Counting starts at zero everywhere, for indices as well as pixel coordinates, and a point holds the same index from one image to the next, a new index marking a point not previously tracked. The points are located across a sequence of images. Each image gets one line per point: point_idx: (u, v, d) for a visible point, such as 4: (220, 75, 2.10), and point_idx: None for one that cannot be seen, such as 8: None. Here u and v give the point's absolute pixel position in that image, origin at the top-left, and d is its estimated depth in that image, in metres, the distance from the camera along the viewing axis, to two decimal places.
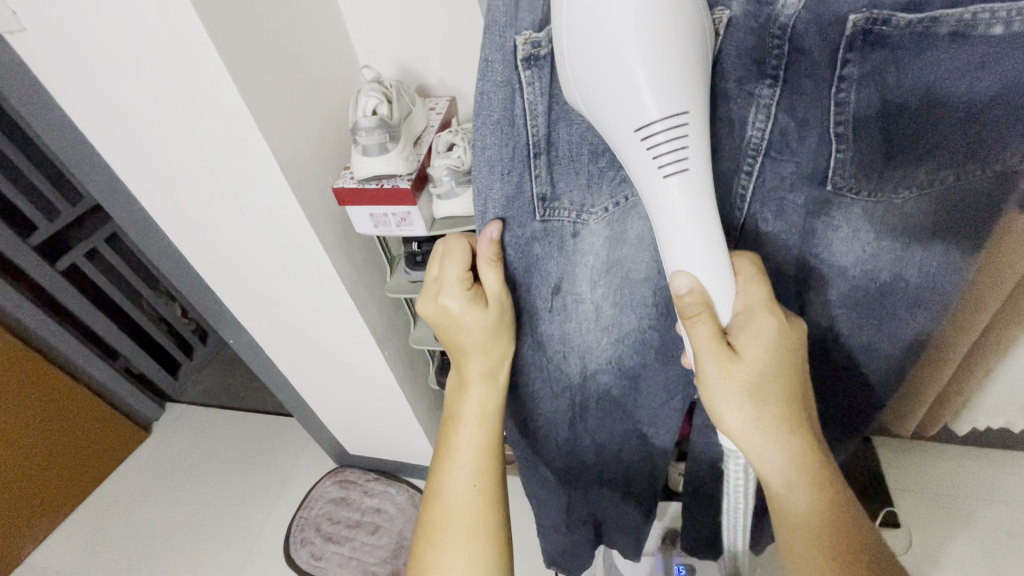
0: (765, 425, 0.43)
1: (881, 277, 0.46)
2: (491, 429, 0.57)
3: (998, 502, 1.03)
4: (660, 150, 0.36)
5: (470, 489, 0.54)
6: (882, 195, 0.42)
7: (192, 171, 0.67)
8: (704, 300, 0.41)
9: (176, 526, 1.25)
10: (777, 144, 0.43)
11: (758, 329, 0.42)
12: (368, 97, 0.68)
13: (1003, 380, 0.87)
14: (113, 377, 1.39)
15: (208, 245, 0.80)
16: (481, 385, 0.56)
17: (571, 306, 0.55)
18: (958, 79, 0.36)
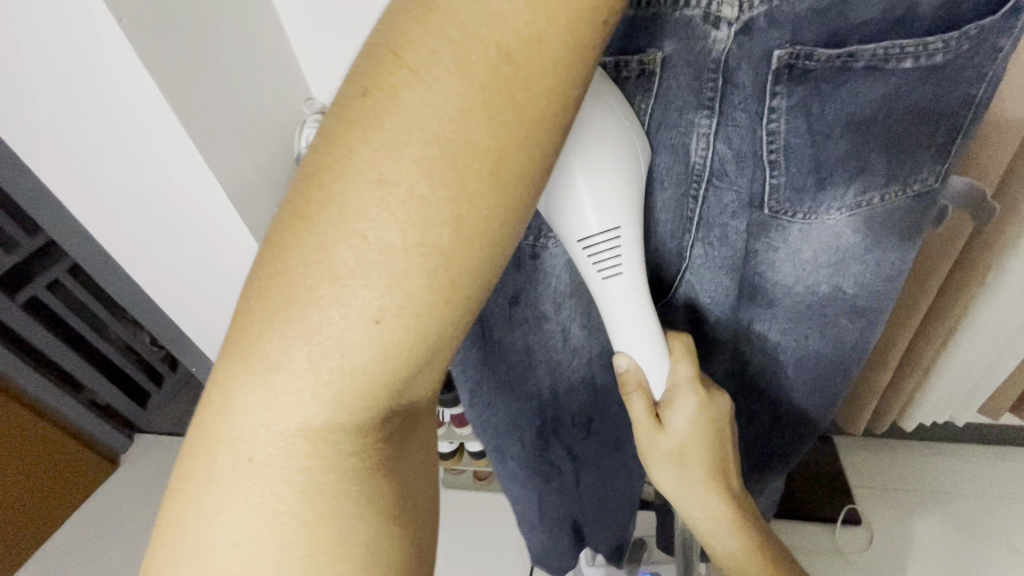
0: (691, 488, 0.44)
1: (822, 291, 0.46)
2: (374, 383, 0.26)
3: (956, 495, 1.03)
4: (602, 259, 0.37)
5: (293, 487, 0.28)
6: (815, 214, 0.41)
7: (140, 202, 0.68)
8: (642, 381, 0.42)
9: (149, 556, 1.26)
10: (718, 172, 0.41)
11: (681, 408, 0.42)
12: (310, 127, 0.67)
13: (946, 388, 0.88)
14: (80, 409, 1.37)
15: (161, 275, 0.80)
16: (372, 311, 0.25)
17: (533, 322, 0.50)
18: (879, 104, 0.36)
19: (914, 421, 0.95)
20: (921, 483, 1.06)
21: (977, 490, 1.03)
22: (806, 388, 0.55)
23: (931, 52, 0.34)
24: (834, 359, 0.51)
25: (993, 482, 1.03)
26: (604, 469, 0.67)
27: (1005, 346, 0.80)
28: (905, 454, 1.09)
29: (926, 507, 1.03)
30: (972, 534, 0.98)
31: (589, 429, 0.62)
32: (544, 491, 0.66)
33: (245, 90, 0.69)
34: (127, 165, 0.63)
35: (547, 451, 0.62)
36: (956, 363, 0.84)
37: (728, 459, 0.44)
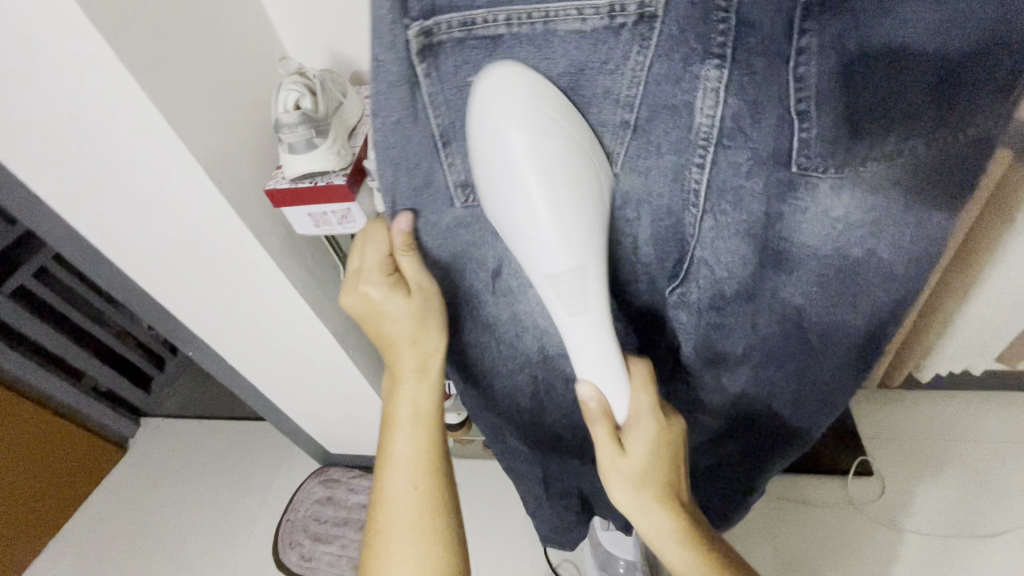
0: (647, 506, 0.44)
1: (852, 254, 0.42)
2: (431, 421, 0.50)
3: (973, 441, 1.02)
4: (566, 291, 0.38)
5: (412, 491, 0.49)
6: (851, 168, 0.37)
7: (115, 184, 0.64)
8: (603, 407, 0.43)
9: (168, 537, 1.27)
10: (729, 131, 0.37)
11: (641, 435, 0.43)
12: (289, 90, 0.62)
13: (963, 338, 0.85)
14: (81, 397, 1.36)
15: (148, 261, 0.77)
16: (414, 383, 0.49)
17: (516, 291, 0.50)
18: (925, 40, 0.32)
19: (930, 373, 0.93)
20: (936, 432, 1.05)
21: (993, 436, 1.02)
22: (833, 363, 0.50)
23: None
24: (859, 329, 0.47)
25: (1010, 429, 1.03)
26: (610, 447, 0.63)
27: None
28: (921, 404, 1.08)
29: (943, 454, 1.02)
30: (989, 480, 0.98)
31: (590, 409, 0.59)
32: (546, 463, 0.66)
33: (218, 58, 0.62)
34: (96, 144, 0.59)
35: (545, 423, 0.61)
36: (977, 312, 0.81)
37: (678, 480, 0.46)
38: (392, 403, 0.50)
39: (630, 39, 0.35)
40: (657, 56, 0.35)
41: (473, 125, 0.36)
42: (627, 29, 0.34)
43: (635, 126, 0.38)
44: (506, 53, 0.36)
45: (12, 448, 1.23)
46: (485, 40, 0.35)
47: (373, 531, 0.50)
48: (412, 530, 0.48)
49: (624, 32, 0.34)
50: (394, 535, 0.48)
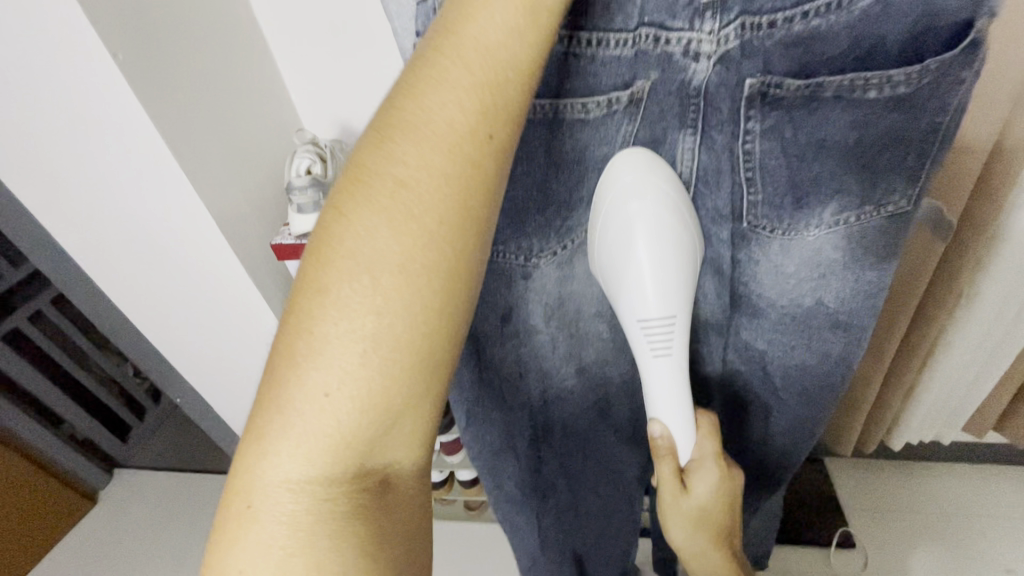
0: (703, 547, 0.46)
1: (806, 304, 0.47)
2: (404, 322, 0.28)
3: (951, 514, 1.03)
4: (654, 335, 0.42)
5: (302, 453, 0.28)
6: (793, 232, 0.43)
7: (131, 234, 0.69)
8: (670, 446, 0.44)
9: None
10: (703, 177, 0.43)
11: (705, 477, 0.44)
12: (302, 158, 0.68)
13: (926, 406, 0.89)
14: (58, 444, 1.33)
15: (150, 308, 0.80)
16: (379, 279, 0.27)
17: (525, 338, 0.49)
18: (846, 133, 0.38)
19: (903, 440, 0.96)
20: (915, 503, 1.05)
21: (970, 508, 1.04)
22: (801, 410, 0.55)
23: (894, 83, 0.35)
24: (820, 373, 0.52)
25: (988, 500, 1.04)
26: (601, 491, 0.67)
27: (989, 356, 0.82)
28: (900, 474, 1.09)
29: (924, 528, 1.02)
30: (965, 555, 0.98)
31: (585, 446, 0.61)
32: (541, 514, 0.64)
33: (236, 124, 0.68)
34: (120, 197, 0.64)
35: (541, 471, 0.61)
36: (939, 380, 0.85)
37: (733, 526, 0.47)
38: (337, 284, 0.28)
39: (622, 118, 0.39)
40: (644, 125, 0.41)
41: (607, 185, 0.41)
42: (620, 112, 0.38)
43: None
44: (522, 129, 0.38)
45: None
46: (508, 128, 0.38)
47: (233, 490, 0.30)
48: (314, 455, 0.28)
49: (616, 115, 0.39)
50: (287, 457, 0.28)
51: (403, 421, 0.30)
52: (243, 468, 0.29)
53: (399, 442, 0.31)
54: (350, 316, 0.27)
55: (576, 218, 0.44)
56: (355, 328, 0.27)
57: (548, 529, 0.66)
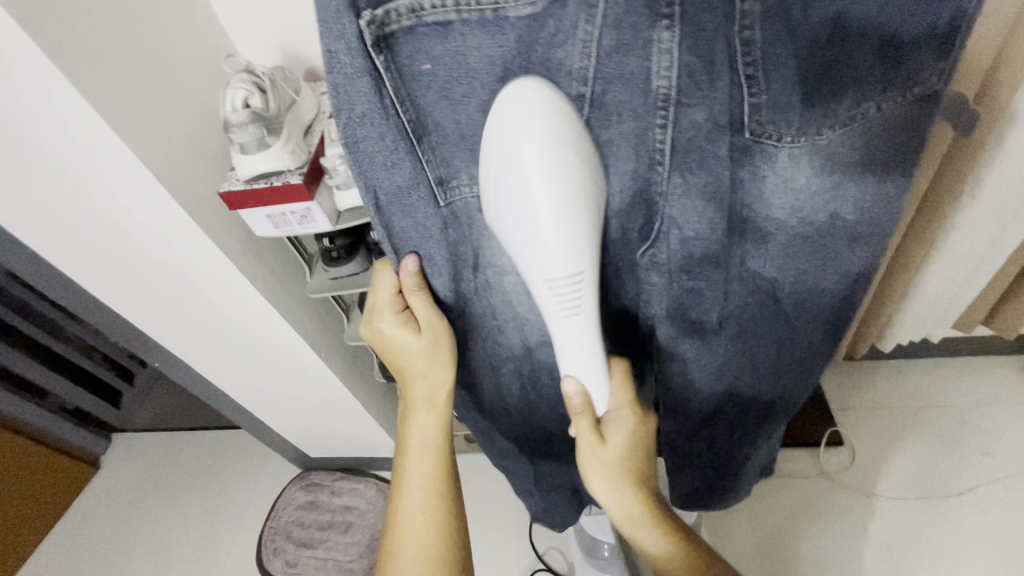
0: (618, 491, 0.47)
1: (818, 220, 0.43)
2: (438, 425, 0.55)
3: (933, 407, 1.07)
4: (562, 296, 0.39)
5: (418, 516, 0.56)
6: (808, 135, 0.38)
7: (68, 204, 0.60)
8: (586, 403, 0.44)
9: (147, 550, 1.26)
10: (687, 89, 0.35)
11: (622, 425, 0.45)
12: (235, 89, 0.52)
13: (917, 307, 0.89)
14: (47, 416, 1.32)
15: (110, 283, 0.73)
16: (425, 411, 0.54)
17: (499, 283, 0.47)
18: (863, 3, 0.34)
19: (893, 342, 0.96)
20: (898, 399, 1.09)
21: (953, 400, 1.07)
22: (806, 338, 0.52)
23: None
24: (830, 293, 0.48)
25: (969, 392, 1.08)
26: None
27: (985, 255, 0.80)
28: (888, 374, 1.12)
29: (906, 421, 1.06)
30: (946, 443, 1.03)
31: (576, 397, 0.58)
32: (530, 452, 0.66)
33: (165, 62, 0.58)
34: (40, 161, 0.55)
35: (531, 415, 0.60)
36: (933, 282, 0.84)
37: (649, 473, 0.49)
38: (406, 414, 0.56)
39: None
40: (605, 27, 0.34)
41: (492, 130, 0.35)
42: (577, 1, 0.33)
43: (593, 103, 0.37)
44: (457, 40, 0.35)
45: None
46: (436, 27, 0.34)
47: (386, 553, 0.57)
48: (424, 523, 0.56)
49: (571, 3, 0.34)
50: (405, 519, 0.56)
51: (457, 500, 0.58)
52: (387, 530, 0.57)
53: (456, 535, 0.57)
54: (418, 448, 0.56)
55: None
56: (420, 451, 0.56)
57: (557, 462, 0.68)
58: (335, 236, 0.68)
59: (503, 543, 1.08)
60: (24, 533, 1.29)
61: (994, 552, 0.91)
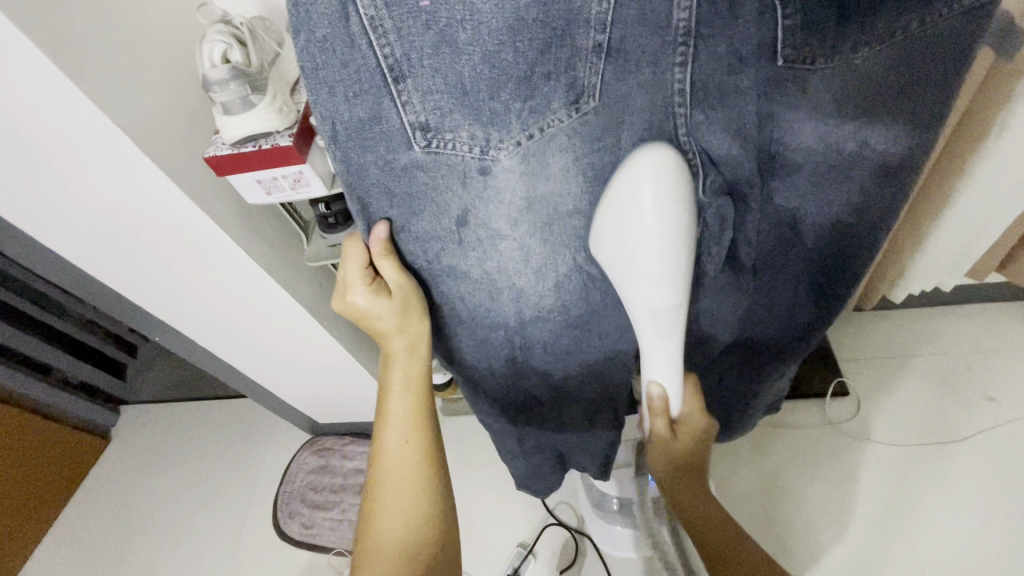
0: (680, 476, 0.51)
1: (847, 149, 0.41)
2: (421, 394, 0.52)
3: (938, 355, 1.07)
4: (662, 326, 0.39)
5: (397, 495, 0.50)
6: (841, 57, 0.37)
7: (50, 177, 0.57)
8: (664, 405, 0.45)
9: (164, 517, 1.28)
10: (706, 18, 0.35)
11: (692, 426, 0.48)
12: (212, 42, 0.48)
13: (931, 257, 0.87)
14: (54, 391, 1.31)
15: (103, 257, 0.70)
16: (405, 371, 0.51)
17: (486, 245, 0.43)
18: None
19: (904, 292, 0.94)
20: (903, 348, 1.09)
21: (958, 347, 1.07)
22: (829, 280, 0.51)
23: None
24: (856, 229, 0.46)
25: (975, 340, 1.07)
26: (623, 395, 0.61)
27: (1005, 202, 0.77)
28: (893, 324, 1.12)
29: (911, 370, 1.07)
30: (950, 390, 1.03)
31: (577, 358, 0.55)
32: (527, 423, 0.64)
33: (136, 16, 0.54)
34: (14, 132, 0.51)
35: (525, 381, 0.57)
36: (950, 230, 0.82)
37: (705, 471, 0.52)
38: (386, 372, 0.52)
39: None
40: None
41: (618, 182, 0.36)
42: None
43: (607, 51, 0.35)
44: None
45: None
46: None
47: (362, 543, 0.50)
48: (404, 504, 0.50)
49: None
50: (387, 500, 0.50)
51: (441, 469, 0.52)
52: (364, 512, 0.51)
53: (438, 502, 0.51)
54: (398, 418, 0.51)
55: (545, 98, 0.36)
56: (399, 420, 0.51)
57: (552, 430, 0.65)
58: (332, 202, 0.64)
59: (514, 500, 1.10)
60: (42, 507, 1.30)
61: (994, 494, 0.92)
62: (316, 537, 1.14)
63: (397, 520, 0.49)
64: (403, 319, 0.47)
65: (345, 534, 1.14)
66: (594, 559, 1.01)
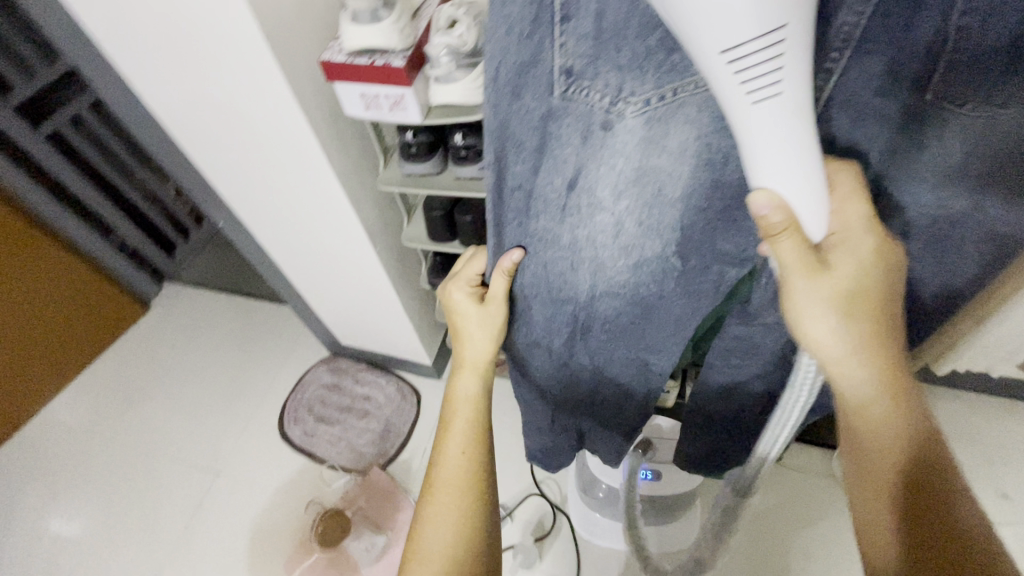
0: (844, 334, 0.36)
1: (956, 207, 0.35)
2: (481, 404, 0.55)
3: (966, 442, 1.04)
4: (750, 74, 0.26)
5: (450, 500, 0.51)
6: (1001, 109, 0.29)
7: (173, 45, 0.60)
8: (794, 218, 0.32)
9: (181, 391, 1.37)
10: (875, 32, 0.28)
11: (852, 248, 0.35)
12: None
13: (989, 340, 0.84)
14: (112, 254, 1.42)
15: (196, 136, 0.75)
16: (472, 378, 0.56)
17: (584, 210, 0.42)
18: None
19: (949, 368, 0.93)
20: None
21: (990, 439, 1.04)
22: None
23: None
24: (930, 289, 0.41)
25: (1009, 437, 1.04)
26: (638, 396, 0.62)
27: None
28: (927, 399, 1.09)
29: None
30: (970, 477, 1.01)
31: (622, 345, 0.55)
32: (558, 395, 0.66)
33: None
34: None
35: (570, 358, 0.59)
36: (1017, 317, 0.79)
37: (890, 305, 0.37)
38: (453, 383, 0.57)
39: None
40: None
41: None
42: None
43: None
44: None
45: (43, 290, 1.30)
46: None
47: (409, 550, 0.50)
48: (455, 513, 0.50)
49: None
50: (438, 504, 0.51)
51: (490, 480, 0.53)
52: (412, 522, 0.52)
53: (482, 515, 0.51)
54: (456, 428, 0.54)
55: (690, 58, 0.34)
56: (456, 431, 0.54)
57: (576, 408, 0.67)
58: (418, 130, 0.66)
59: (506, 464, 1.13)
60: (75, 352, 1.41)
61: None
62: (314, 446, 1.20)
63: (447, 524, 0.50)
64: (484, 326, 0.55)
65: (341, 451, 1.19)
66: (567, 539, 1.03)
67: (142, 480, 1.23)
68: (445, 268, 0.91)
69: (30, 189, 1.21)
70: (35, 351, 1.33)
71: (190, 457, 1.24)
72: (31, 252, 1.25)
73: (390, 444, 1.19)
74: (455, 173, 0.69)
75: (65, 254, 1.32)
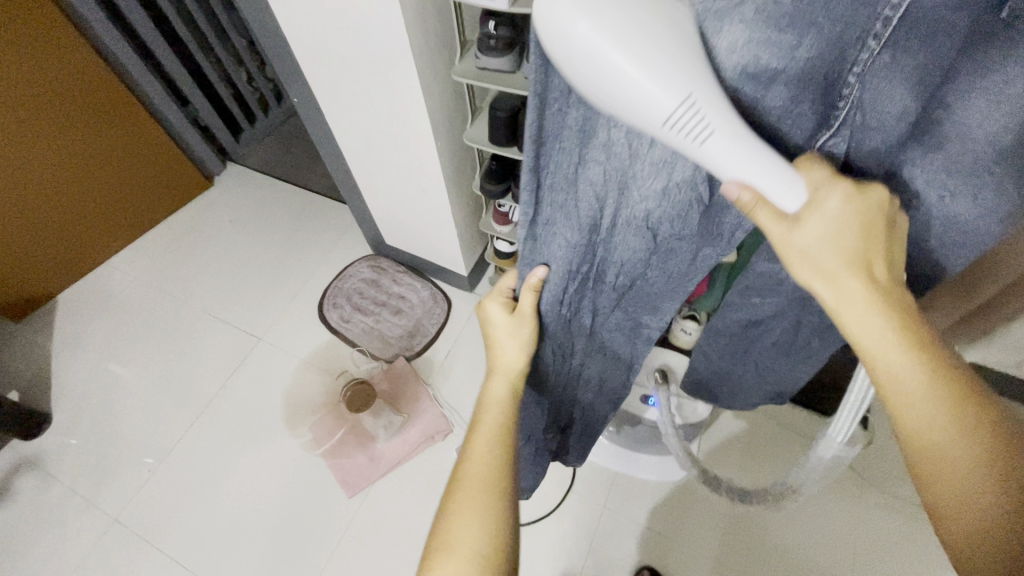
0: (848, 305, 0.33)
1: (1002, 141, 0.32)
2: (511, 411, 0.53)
3: None
4: (691, 126, 0.28)
5: (478, 505, 0.45)
6: None
7: None
8: (764, 193, 0.32)
9: (233, 262, 1.47)
10: None
11: (826, 210, 0.32)
12: None
13: None
14: (185, 124, 1.50)
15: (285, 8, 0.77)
16: (505, 386, 0.55)
17: (613, 154, 0.37)
18: None
19: None
20: None
21: None
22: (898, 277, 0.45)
23: None
24: (970, 239, 0.38)
25: None
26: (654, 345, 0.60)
27: None
28: None
29: None
30: None
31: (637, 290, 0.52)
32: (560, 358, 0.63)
33: None
34: None
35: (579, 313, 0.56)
36: None
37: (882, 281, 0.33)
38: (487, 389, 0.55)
39: None
40: None
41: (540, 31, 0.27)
42: None
43: None
44: None
45: (124, 149, 1.39)
46: None
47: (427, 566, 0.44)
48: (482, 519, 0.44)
49: None
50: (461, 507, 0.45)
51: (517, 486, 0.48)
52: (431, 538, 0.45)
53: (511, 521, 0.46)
54: (488, 430, 0.51)
55: None
56: (489, 432, 0.51)
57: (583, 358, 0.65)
58: (500, 23, 0.68)
59: None
60: (144, 212, 1.52)
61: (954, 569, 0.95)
62: (348, 331, 1.29)
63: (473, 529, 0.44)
64: (519, 338, 0.55)
65: (372, 340, 1.28)
66: None
67: (192, 333, 1.35)
68: (498, 175, 0.94)
69: (119, 46, 1.27)
70: (110, 207, 1.44)
71: (236, 321, 1.35)
72: (119, 114, 1.34)
73: (418, 341, 1.27)
74: (527, 73, 0.71)
75: (147, 119, 1.40)
